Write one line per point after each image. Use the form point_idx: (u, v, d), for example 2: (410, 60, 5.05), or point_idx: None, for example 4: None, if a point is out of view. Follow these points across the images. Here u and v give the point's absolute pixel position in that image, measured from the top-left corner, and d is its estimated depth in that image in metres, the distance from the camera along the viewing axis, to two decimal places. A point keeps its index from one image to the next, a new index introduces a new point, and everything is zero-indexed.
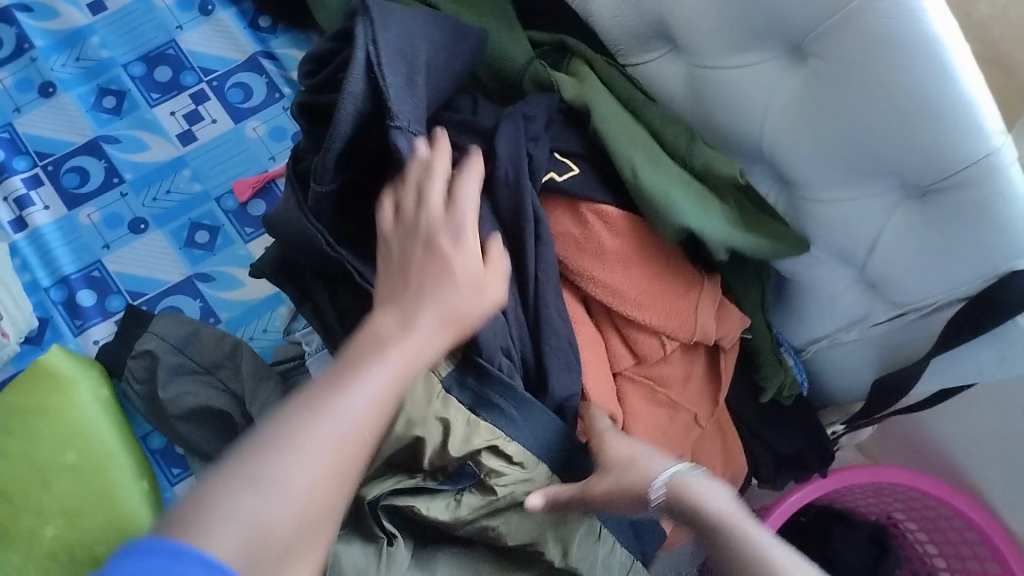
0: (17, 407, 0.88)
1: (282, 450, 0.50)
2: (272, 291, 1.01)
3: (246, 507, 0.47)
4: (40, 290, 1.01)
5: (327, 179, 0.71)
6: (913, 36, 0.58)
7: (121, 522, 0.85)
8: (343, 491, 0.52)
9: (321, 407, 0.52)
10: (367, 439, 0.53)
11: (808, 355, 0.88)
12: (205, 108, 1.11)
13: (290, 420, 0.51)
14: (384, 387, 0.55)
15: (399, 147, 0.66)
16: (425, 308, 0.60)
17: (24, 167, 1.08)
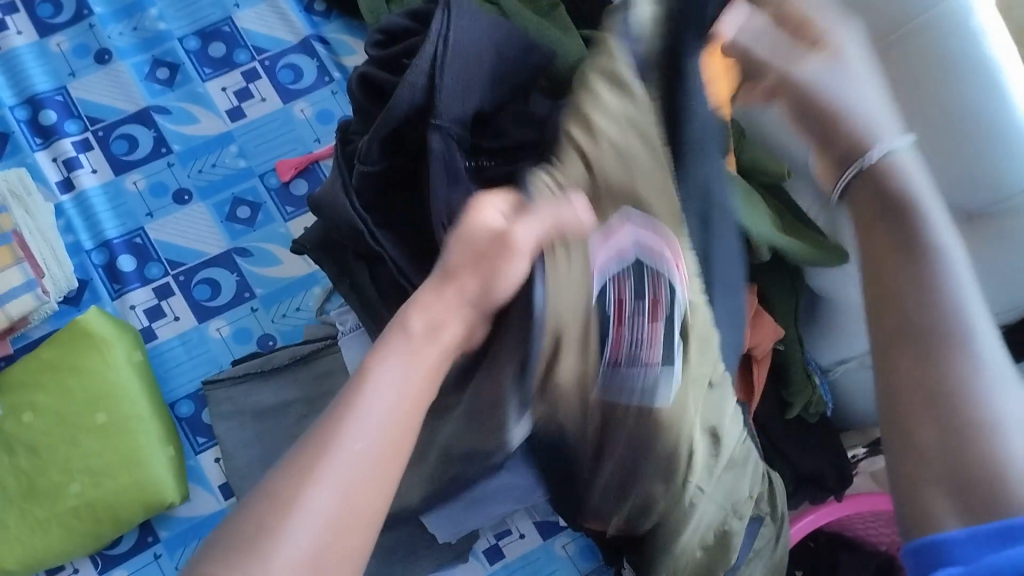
0: (52, 363, 0.90)
1: (279, 506, 0.46)
2: (309, 271, 1.02)
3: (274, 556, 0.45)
4: (81, 252, 1.03)
5: (372, 159, 0.74)
6: (972, 57, 0.59)
7: (145, 485, 0.86)
8: (369, 517, 0.48)
9: (329, 437, 0.49)
10: (380, 460, 0.49)
11: (835, 376, 0.88)
12: (255, 87, 1.13)
13: (303, 453, 0.48)
14: (393, 401, 0.51)
15: (433, 145, 0.71)
16: (411, 325, 0.55)
17: (75, 130, 1.09)
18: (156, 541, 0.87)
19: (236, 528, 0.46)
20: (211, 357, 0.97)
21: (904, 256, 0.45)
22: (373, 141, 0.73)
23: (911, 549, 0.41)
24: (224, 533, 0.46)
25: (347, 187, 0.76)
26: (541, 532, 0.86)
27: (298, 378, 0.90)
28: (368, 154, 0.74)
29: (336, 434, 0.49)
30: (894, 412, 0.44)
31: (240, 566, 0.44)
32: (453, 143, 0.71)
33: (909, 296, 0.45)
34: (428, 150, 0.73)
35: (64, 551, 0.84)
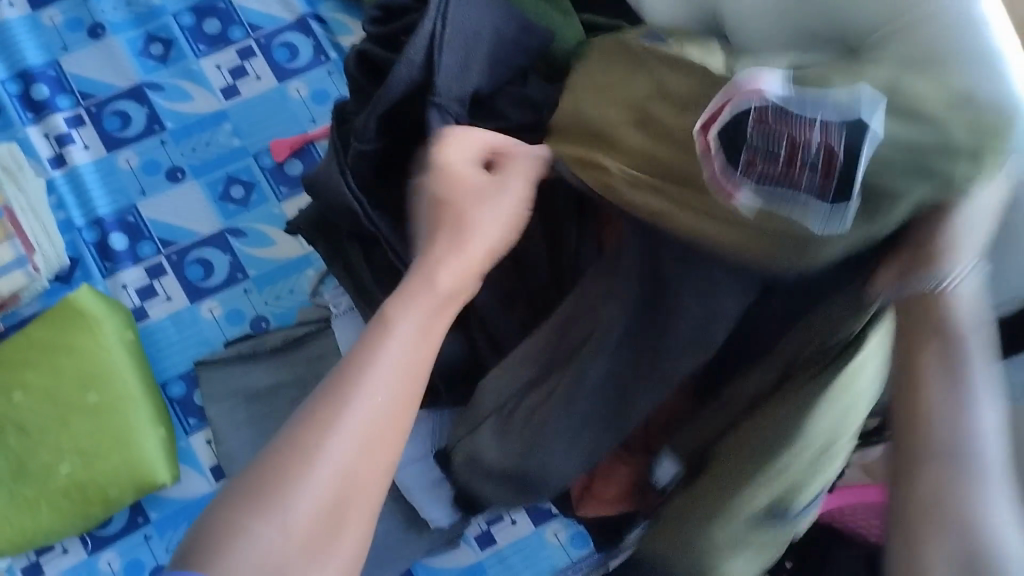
0: (42, 342, 0.89)
1: (307, 453, 0.47)
2: (303, 252, 1.01)
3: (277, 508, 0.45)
4: (73, 229, 1.01)
5: (368, 139, 0.73)
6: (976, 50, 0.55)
7: (136, 467, 0.85)
8: (380, 467, 0.49)
9: (344, 386, 0.49)
10: (394, 411, 0.49)
11: None
12: (250, 65, 1.11)
13: (320, 401, 0.48)
14: (404, 356, 0.51)
15: (432, 121, 0.69)
16: (448, 250, 0.55)
17: (67, 106, 1.08)
18: (147, 522, 0.87)
19: (249, 482, 0.46)
20: (203, 338, 0.97)
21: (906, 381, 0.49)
22: (369, 121, 0.72)
23: None
24: (248, 477, 0.47)
25: (342, 166, 0.75)
26: (533, 519, 0.86)
27: (291, 361, 0.89)
28: (365, 134, 0.73)
29: (360, 380, 0.49)
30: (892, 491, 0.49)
31: (265, 511, 0.45)
32: (453, 121, 0.70)
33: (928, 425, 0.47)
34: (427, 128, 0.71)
35: (53, 531, 0.84)
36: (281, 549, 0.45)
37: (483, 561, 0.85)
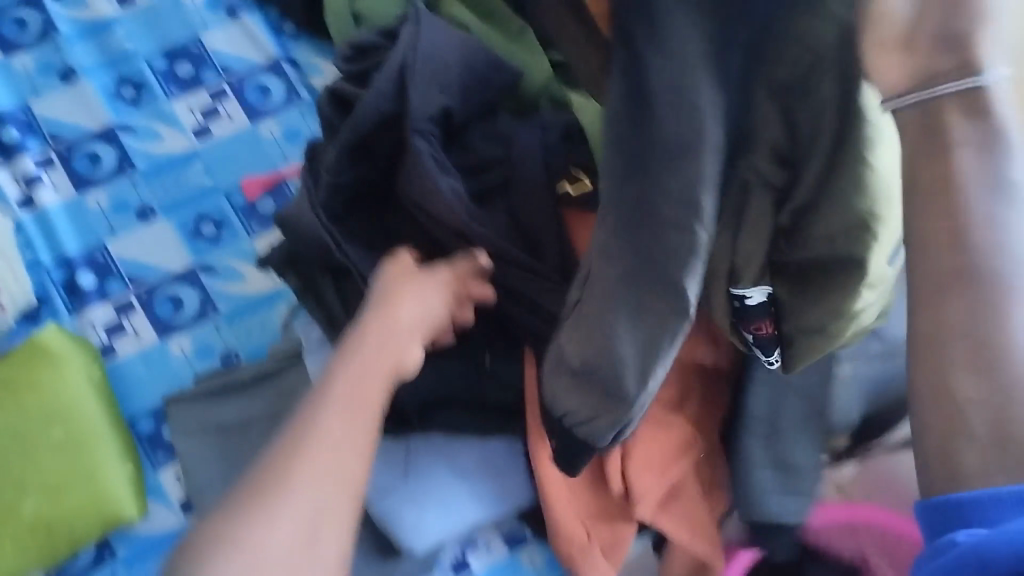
0: (8, 379, 0.88)
1: (275, 481, 0.58)
2: (274, 287, 1.01)
3: (253, 533, 0.56)
4: (41, 269, 1.01)
5: (339, 171, 0.75)
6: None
7: (103, 505, 0.84)
8: (343, 492, 0.60)
9: (300, 434, 0.61)
10: (344, 447, 0.61)
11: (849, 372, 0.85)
12: (222, 106, 1.13)
13: (282, 446, 0.60)
14: (343, 403, 0.63)
15: (415, 146, 0.72)
16: (378, 324, 0.68)
17: (37, 147, 1.08)
18: (113, 558, 0.85)
19: (228, 516, 0.57)
20: (172, 374, 0.96)
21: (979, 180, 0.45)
22: (339, 151, 0.74)
23: (928, 507, 0.47)
24: (232, 499, 0.58)
25: (313, 201, 0.76)
26: (507, 544, 0.85)
27: (261, 395, 0.90)
28: (336, 165, 0.74)
29: (311, 428, 0.61)
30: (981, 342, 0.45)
31: (250, 520, 0.56)
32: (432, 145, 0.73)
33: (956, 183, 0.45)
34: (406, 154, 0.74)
35: (16, 574, 0.81)
36: (264, 552, 0.55)
37: None
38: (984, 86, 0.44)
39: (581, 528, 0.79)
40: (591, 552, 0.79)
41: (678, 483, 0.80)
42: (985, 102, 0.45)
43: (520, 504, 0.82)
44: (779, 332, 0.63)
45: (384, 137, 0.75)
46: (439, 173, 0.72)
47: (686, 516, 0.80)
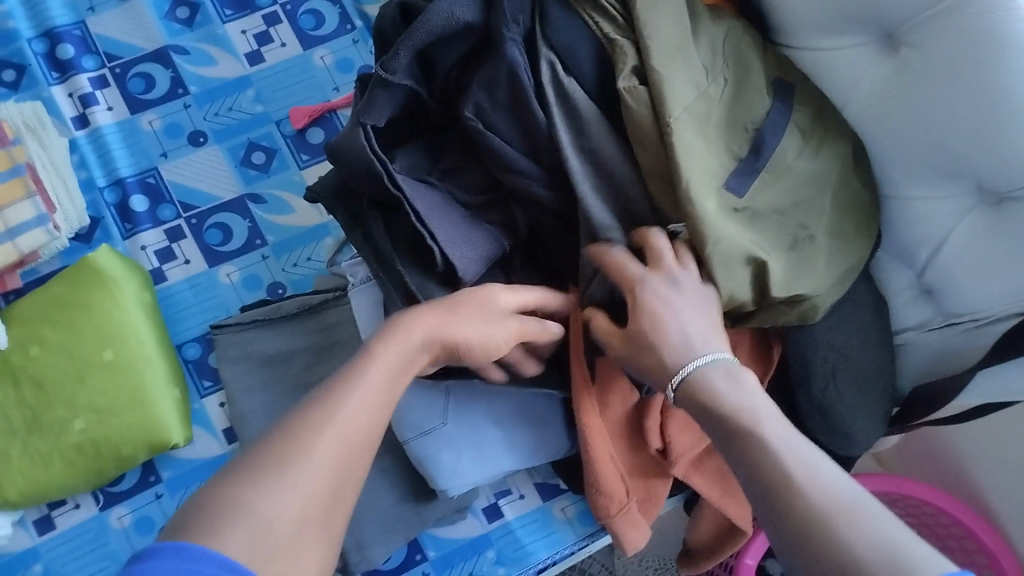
0: (63, 298, 0.90)
1: (290, 457, 0.53)
2: (321, 221, 1.01)
3: (254, 510, 0.50)
4: (94, 190, 1.02)
5: (400, 74, 0.71)
6: (1007, 34, 0.60)
7: (149, 426, 0.86)
8: (344, 492, 0.54)
9: (327, 414, 0.56)
10: (362, 449, 0.56)
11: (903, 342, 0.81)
12: (275, 31, 1.11)
13: (302, 422, 0.55)
14: (373, 398, 0.58)
15: (508, 54, 0.69)
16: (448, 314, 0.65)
17: (92, 66, 1.08)
18: (159, 480, 0.88)
19: (234, 477, 0.51)
20: (220, 302, 0.97)
21: (733, 448, 0.57)
22: (406, 55, 0.70)
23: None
24: (239, 466, 0.52)
25: (360, 119, 0.72)
26: (541, 493, 0.86)
27: (305, 328, 0.90)
28: (400, 71, 0.71)
29: (336, 411, 0.56)
30: (800, 551, 0.49)
31: (261, 490, 0.51)
32: (518, 48, 0.69)
33: (780, 466, 0.52)
34: (491, 57, 0.70)
35: (67, 486, 0.85)
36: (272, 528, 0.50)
37: (489, 534, 0.84)
38: (687, 376, 0.61)
39: (622, 486, 0.77)
40: (630, 508, 0.77)
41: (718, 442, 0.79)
42: (697, 389, 0.61)
43: (556, 454, 0.82)
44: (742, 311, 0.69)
45: (448, 49, 0.72)
46: (529, 85, 0.69)
47: (716, 477, 0.79)
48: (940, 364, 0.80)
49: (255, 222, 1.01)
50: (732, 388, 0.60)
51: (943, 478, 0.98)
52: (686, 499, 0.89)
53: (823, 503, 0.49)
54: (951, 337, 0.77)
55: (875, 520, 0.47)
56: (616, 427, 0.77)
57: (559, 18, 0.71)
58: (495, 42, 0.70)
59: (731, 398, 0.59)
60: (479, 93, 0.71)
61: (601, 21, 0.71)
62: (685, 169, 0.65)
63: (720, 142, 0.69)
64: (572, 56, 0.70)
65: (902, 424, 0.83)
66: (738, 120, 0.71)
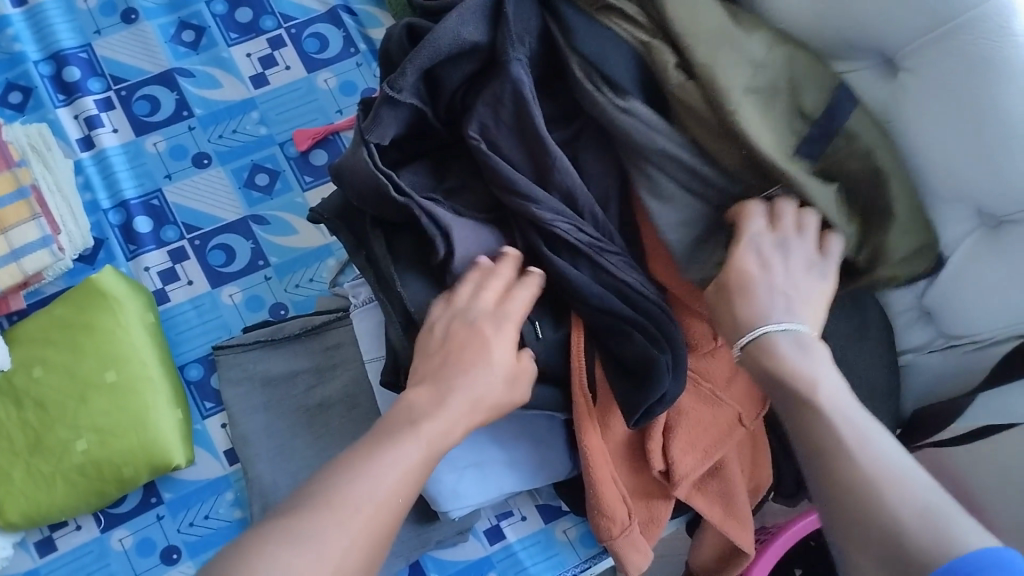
0: (67, 320, 0.91)
1: (322, 511, 0.55)
2: (324, 242, 1.01)
3: (280, 562, 0.51)
4: (99, 211, 1.03)
5: (405, 93, 0.71)
6: (1004, 61, 0.61)
7: (151, 447, 0.86)
8: (375, 552, 0.56)
9: (358, 471, 0.57)
10: (394, 512, 0.57)
11: (907, 361, 0.82)
12: (280, 54, 1.12)
13: (337, 480, 0.57)
14: (413, 463, 0.60)
15: (513, 74, 0.70)
16: (458, 389, 0.65)
17: (97, 88, 1.09)
18: (159, 502, 0.88)
19: (266, 531, 0.53)
20: (222, 322, 0.97)
21: (790, 407, 0.58)
22: (413, 74, 0.71)
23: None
24: (264, 528, 0.54)
25: (365, 138, 0.73)
26: (543, 515, 0.86)
27: (307, 349, 0.90)
28: (407, 89, 0.71)
29: (371, 469, 0.58)
30: (844, 511, 0.51)
31: (285, 551, 0.52)
32: (522, 68, 0.70)
33: (836, 432, 0.54)
34: (496, 79, 0.71)
35: (67, 507, 0.84)
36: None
37: (491, 556, 0.84)
38: (758, 338, 0.61)
39: (624, 508, 0.77)
40: (632, 530, 0.77)
41: (719, 463, 0.78)
42: (763, 351, 0.61)
43: (558, 477, 0.82)
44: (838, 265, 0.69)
45: (455, 69, 0.73)
46: (533, 106, 0.70)
47: (718, 498, 0.79)
48: (943, 384, 0.80)
49: (256, 243, 1.02)
50: (800, 357, 0.59)
51: None
52: (689, 521, 0.89)
53: (878, 472, 0.51)
54: (953, 359, 0.77)
55: (918, 489, 0.50)
56: (616, 447, 0.77)
57: (583, 25, 0.71)
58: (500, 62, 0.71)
59: (794, 363, 0.59)
60: (483, 113, 0.72)
61: (626, 27, 0.71)
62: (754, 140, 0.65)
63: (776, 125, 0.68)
64: (595, 71, 0.70)
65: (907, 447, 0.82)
66: (794, 107, 0.69)
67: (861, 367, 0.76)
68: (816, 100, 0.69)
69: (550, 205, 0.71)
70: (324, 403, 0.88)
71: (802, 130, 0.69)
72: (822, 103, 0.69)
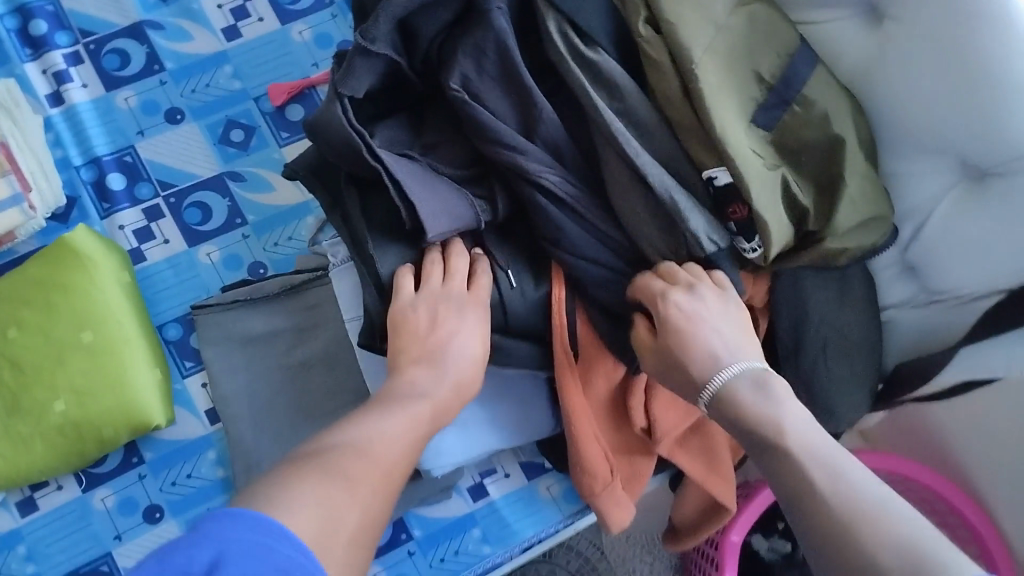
0: (41, 280, 0.89)
1: (339, 456, 0.58)
2: (303, 199, 1.00)
3: (311, 492, 0.54)
4: (70, 168, 1.00)
5: (381, 45, 0.69)
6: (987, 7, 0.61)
7: (131, 407, 0.85)
8: (385, 495, 0.59)
9: (362, 427, 0.62)
10: (398, 462, 0.61)
11: (889, 316, 0.80)
12: (253, 5, 1.08)
13: (347, 436, 0.60)
14: (410, 421, 0.64)
15: (496, 23, 0.69)
16: (447, 365, 0.69)
17: (65, 42, 1.05)
18: (141, 462, 0.87)
19: (284, 473, 0.55)
20: (200, 282, 0.96)
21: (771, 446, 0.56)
22: (386, 23, 0.69)
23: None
24: (299, 467, 0.56)
25: (340, 95, 0.70)
26: (526, 472, 0.86)
27: (287, 308, 0.89)
28: (380, 40, 0.69)
29: (375, 425, 0.62)
30: (820, 549, 0.50)
31: (306, 483, 0.54)
32: (503, 16, 0.69)
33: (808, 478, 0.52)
34: (478, 28, 0.70)
35: (48, 468, 0.84)
36: (336, 525, 0.53)
37: (475, 512, 0.85)
38: (717, 388, 0.60)
39: (607, 464, 0.77)
40: (614, 486, 0.77)
41: (700, 420, 0.79)
42: (727, 401, 0.60)
43: (540, 434, 0.82)
44: (763, 248, 0.67)
45: (430, 18, 0.71)
46: (517, 57, 0.69)
47: (699, 454, 0.80)
48: (924, 339, 0.79)
49: (234, 200, 1.00)
50: (761, 400, 0.58)
51: (927, 455, 0.99)
52: (671, 477, 0.89)
53: (852, 512, 0.49)
54: (933, 314, 0.77)
55: (900, 524, 0.48)
56: (600, 405, 0.77)
57: None
58: (482, 8, 0.69)
59: (758, 408, 0.58)
60: (466, 64, 0.70)
61: None
62: (709, 104, 0.66)
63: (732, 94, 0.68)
64: (579, 20, 0.68)
65: (885, 401, 0.82)
66: (759, 68, 0.69)
67: (843, 322, 0.76)
68: (773, 69, 0.70)
69: (535, 157, 0.69)
70: (306, 362, 0.87)
71: (763, 94, 0.69)
72: (779, 69, 0.70)
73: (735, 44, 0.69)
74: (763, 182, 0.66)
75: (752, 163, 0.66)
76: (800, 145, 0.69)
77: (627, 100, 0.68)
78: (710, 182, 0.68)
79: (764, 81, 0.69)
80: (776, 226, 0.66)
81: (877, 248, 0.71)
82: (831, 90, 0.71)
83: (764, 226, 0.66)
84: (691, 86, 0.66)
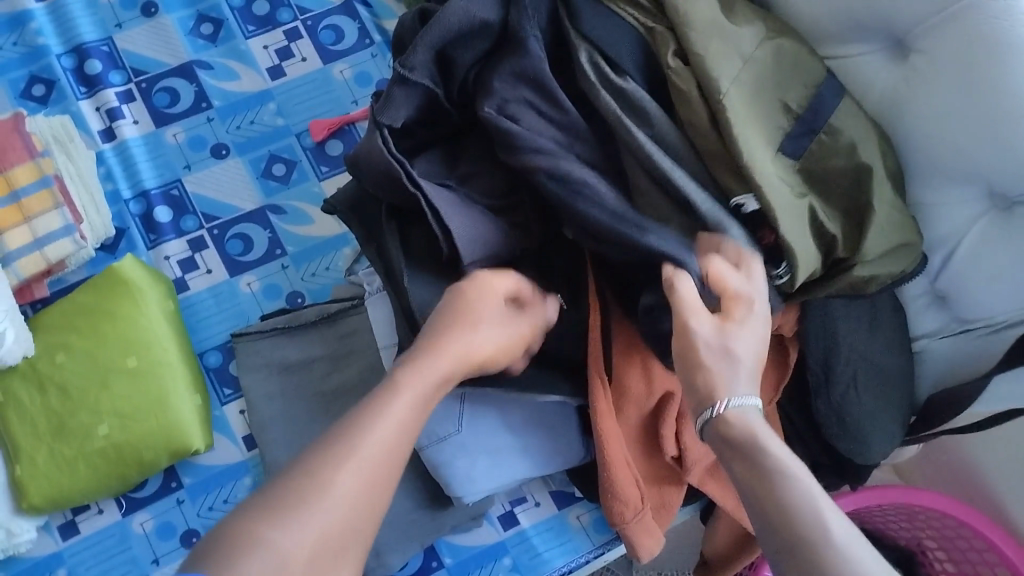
0: (90, 308, 0.92)
1: (316, 481, 0.53)
2: (339, 231, 1.03)
3: (272, 537, 0.50)
4: (120, 201, 1.04)
5: (419, 73, 0.73)
6: (1010, 39, 0.62)
7: (171, 432, 0.87)
8: (365, 517, 0.54)
9: (346, 437, 0.56)
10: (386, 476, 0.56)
11: (921, 348, 0.80)
12: (296, 46, 1.13)
13: (325, 451, 0.55)
14: (404, 419, 0.59)
15: (530, 48, 0.71)
16: (451, 345, 0.64)
17: (118, 81, 1.10)
18: (180, 486, 0.89)
19: (258, 504, 0.52)
20: (240, 310, 0.98)
21: None
22: (424, 53, 0.73)
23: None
24: (265, 490, 0.53)
25: (378, 124, 0.73)
26: (557, 501, 0.86)
27: (322, 336, 0.91)
28: (418, 68, 0.73)
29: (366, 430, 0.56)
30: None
31: (270, 523, 0.51)
32: (537, 45, 0.72)
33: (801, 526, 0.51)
34: (513, 58, 0.72)
35: (90, 492, 0.86)
36: (289, 561, 0.50)
37: (505, 541, 0.85)
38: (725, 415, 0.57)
39: (638, 492, 0.77)
40: (645, 513, 0.77)
41: None
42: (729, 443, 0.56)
43: (572, 461, 0.82)
44: (791, 276, 0.68)
45: (466, 49, 0.73)
46: (553, 86, 0.71)
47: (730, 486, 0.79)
48: (957, 371, 0.79)
49: (275, 232, 1.03)
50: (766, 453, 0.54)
51: (965, 490, 0.97)
52: (701, 508, 0.89)
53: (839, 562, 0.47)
54: (965, 343, 0.77)
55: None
56: (632, 429, 0.77)
57: (592, 14, 0.71)
58: (516, 39, 0.72)
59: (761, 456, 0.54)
60: (503, 88, 0.71)
61: (634, 14, 0.73)
62: (737, 134, 0.67)
63: (759, 125, 0.69)
64: (609, 55, 0.70)
65: (919, 433, 0.81)
66: (787, 101, 0.71)
67: (876, 353, 0.76)
68: (800, 100, 0.71)
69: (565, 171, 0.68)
70: (339, 388, 0.89)
71: (791, 125, 0.70)
72: (808, 100, 0.71)
73: (762, 77, 0.70)
74: (792, 210, 0.67)
75: (781, 192, 0.67)
76: (828, 176, 0.70)
77: (658, 130, 0.69)
78: (738, 211, 0.68)
79: (792, 112, 0.70)
80: (805, 253, 0.67)
81: (906, 276, 0.71)
82: (858, 121, 0.71)
83: (792, 254, 0.66)
84: (720, 117, 0.68)
